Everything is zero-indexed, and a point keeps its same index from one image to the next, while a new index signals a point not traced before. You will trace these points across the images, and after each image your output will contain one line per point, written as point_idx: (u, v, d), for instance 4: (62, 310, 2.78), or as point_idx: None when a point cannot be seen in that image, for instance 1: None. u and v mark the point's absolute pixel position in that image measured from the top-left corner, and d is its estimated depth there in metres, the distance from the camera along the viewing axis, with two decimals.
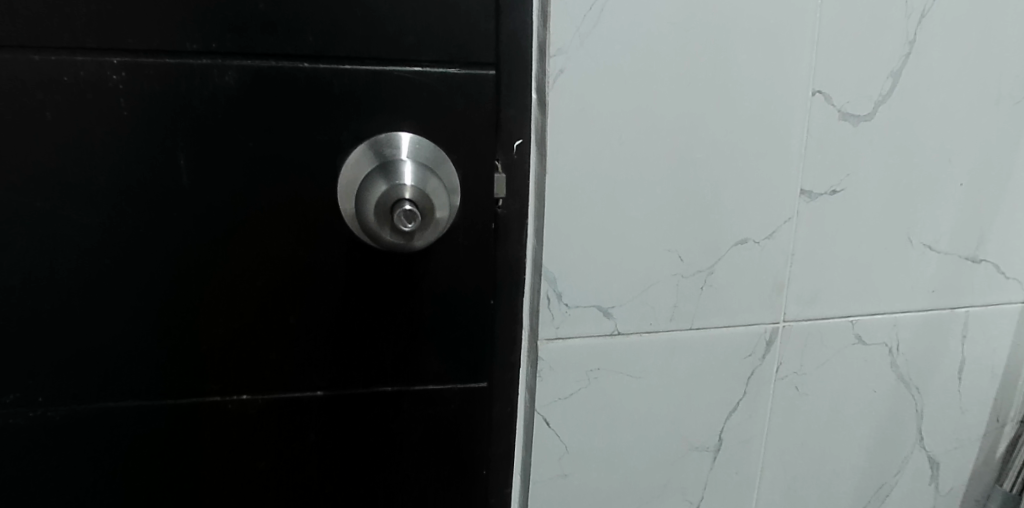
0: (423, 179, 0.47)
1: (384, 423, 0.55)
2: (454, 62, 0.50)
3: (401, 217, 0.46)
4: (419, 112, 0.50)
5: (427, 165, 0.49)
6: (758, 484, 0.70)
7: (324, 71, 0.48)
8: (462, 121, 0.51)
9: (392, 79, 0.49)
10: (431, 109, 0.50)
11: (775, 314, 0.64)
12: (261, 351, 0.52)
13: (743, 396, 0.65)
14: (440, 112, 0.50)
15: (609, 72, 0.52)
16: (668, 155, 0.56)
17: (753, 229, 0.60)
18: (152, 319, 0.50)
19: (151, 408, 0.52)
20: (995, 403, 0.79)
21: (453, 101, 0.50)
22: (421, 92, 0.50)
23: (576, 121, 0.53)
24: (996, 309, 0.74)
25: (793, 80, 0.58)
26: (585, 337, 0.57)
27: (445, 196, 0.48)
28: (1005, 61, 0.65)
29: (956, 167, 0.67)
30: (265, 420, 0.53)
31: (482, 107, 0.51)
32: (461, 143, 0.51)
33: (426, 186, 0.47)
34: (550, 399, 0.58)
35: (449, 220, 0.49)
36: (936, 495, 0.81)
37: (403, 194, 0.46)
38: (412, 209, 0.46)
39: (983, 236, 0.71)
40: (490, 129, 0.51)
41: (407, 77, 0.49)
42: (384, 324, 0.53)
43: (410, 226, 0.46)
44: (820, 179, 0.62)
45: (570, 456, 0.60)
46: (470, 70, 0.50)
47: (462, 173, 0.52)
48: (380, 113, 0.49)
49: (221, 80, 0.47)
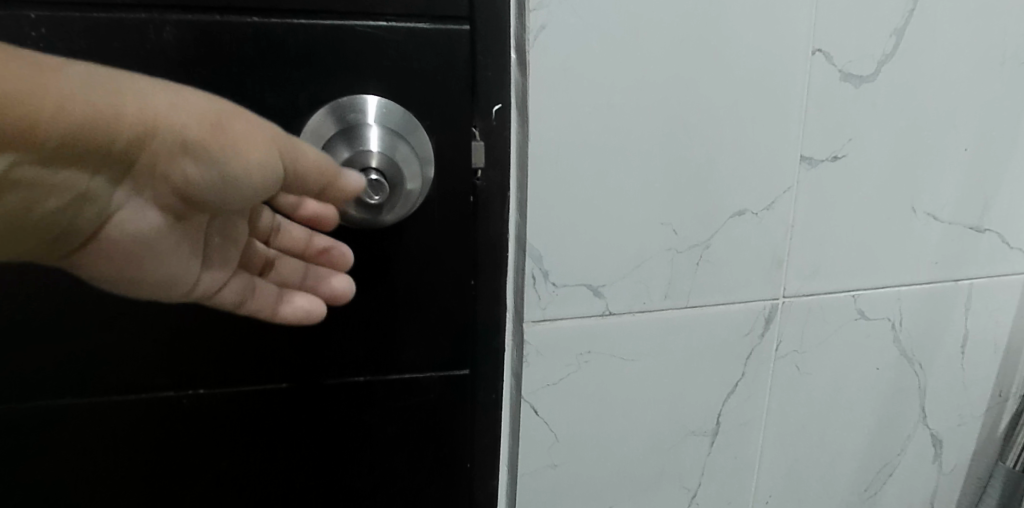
0: (391, 146, 0.44)
1: (357, 416, 0.51)
2: (423, 17, 0.45)
3: (366, 188, 0.42)
4: (385, 73, 0.45)
5: (396, 131, 0.45)
6: (757, 468, 0.66)
7: (278, 27, 0.43)
8: (435, 83, 0.46)
9: (355, 36, 0.44)
10: (399, 70, 0.46)
11: (775, 290, 0.60)
12: (222, 340, 0.48)
13: (741, 377, 0.62)
14: (409, 73, 0.46)
15: (594, 30, 0.48)
16: (660, 120, 0.52)
17: (751, 200, 0.56)
18: (94, 307, 0.46)
19: (100, 404, 0.47)
20: (998, 378, 0.76)
21: (423, 60, 0.46)
22: (388, 50, 0.45)
23: (560, 85, 0.48)
24: (1000, 281, 0.71)
25: (793, 39, 0.54)
26: (574, 318, 0.53)
27: (416, 164, 0.45)
28: (1013, 17, 0.61)
29: (961, 131, 0.63)
30: (229, 416, 0.49)
31: (455, 66, 0.47)
32: (434, 108, 0.47)
33: (394, 153, 0.43)
34: (537, 385, 0.54)
35: (422, 191, 0.46)
36: (939, 474, 0.78)
37: (368, 163, 0.42)
38: (379, 179, 0.42)
39: (988, 206, 0.67)
40: (464, 91, 0.47)
41: (370, 34, 0.45)
42: (356, 307, 0.49)
43: (377, 198, 0.43)
44: (821, 144, 0.58)
45: (560, 446, 0.56)
46: (442, 25, 0.46)
47: (435, 139, 0.47)
48: (343, 73, 0.45)
49: (160, 38, 0.43)
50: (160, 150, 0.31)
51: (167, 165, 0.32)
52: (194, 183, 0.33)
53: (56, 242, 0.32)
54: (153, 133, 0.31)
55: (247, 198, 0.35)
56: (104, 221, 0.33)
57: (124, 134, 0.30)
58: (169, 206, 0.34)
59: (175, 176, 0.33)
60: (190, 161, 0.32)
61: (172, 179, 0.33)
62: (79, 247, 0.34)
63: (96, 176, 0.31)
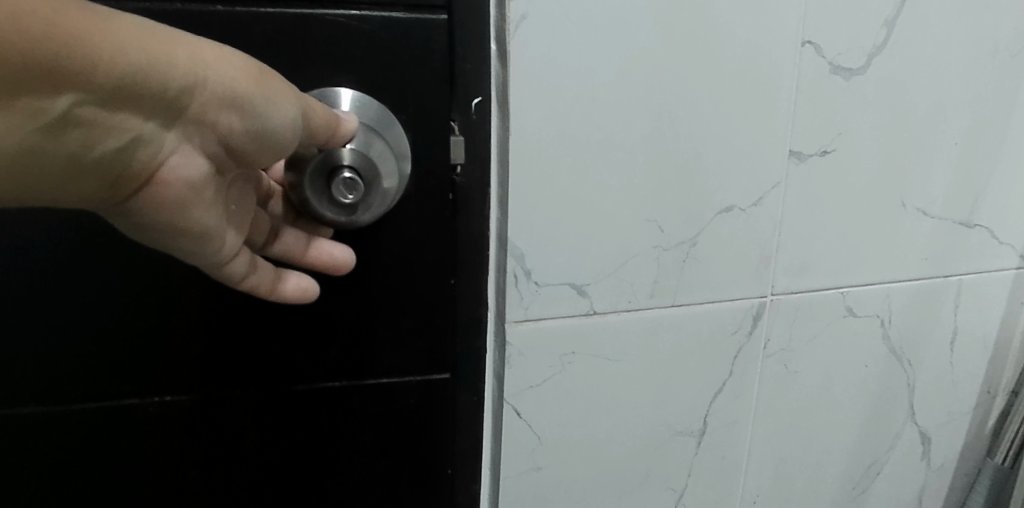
0: (367, 142, 0.41)
1: (333, 423, 0.50)
2: (396, 5, 0.44)
3: (341, 188, 0.40)
4: (357, 63, 0.44)
5: (370, 125, 0.43)
6: (745, 467, 0.65)
7: (243, 16, 0.42)
8: (411, 74, 0.45)
9: (325, 25, 0.43)
10: (374, 60, 0.44)
11: (762, 288, 0.59)
12: (193, 346, 0.46)
13: (729, 376, 0.60)
14: (382, 64, 0.44)
15: (577, 20, 0.47)
16: (646, 113, 0.50)
17: (738, 196, 0.55)
18: (52, 314, 0.44)
19: (63, 413, 0.46)
20: (987, 375, 0.76)
21: (397, 51, 0.44)
22: (361, 40, 0.43)
23: (543, 77, 0.47)
24: (989, 276, 0.70)
25: (781, 29, 0.52)
26: (558, 318, 0.52)
27: (393, 160, 0.43)
28: (1005, 8, 0.60)
29: (951, 125, 0.62)
30: (199, 424, 0.48)
31: (431, 57, 0.45)
32: (411, 101, 0.45)
33: (370, 151, 0.41)
34: (520, 387, 0.53)
35: (397, 189, 0.44)
36: (927, 471, 0.77)
37: (344, 160, 0.40)
38: (354, 178, 0.40)
39: (978, 201, 0.67)
40: (441, 83, 0.45)
41: (343, 23, 0.43)
42: (331, 311, 0.47)
43: (351, 198, 0.41)
44: (810, 138, 0.56)
45: (544, 448, 0.55)
46: (416, 13, 0.44)
47: (411, 132, 0.46)
48: (314, 65, 0.43)
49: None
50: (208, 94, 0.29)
51: (216, 114, 0.30)
52: (240, 132, 0.31)
53: (105, 192, 0.29)
54: (202, 77, 0.29)
55: (279, 153, 0.34)
56: (158, 169, 0.29)
57: (175, 77, 0.28)
58: (220, 160, 0.32)
59: (222, 124, 0.30)
60: (234, 112, 0.30)
61: (220, 128, 0.30)
62: (131, 200, 0.30)
63: (152, 119, 0.28)
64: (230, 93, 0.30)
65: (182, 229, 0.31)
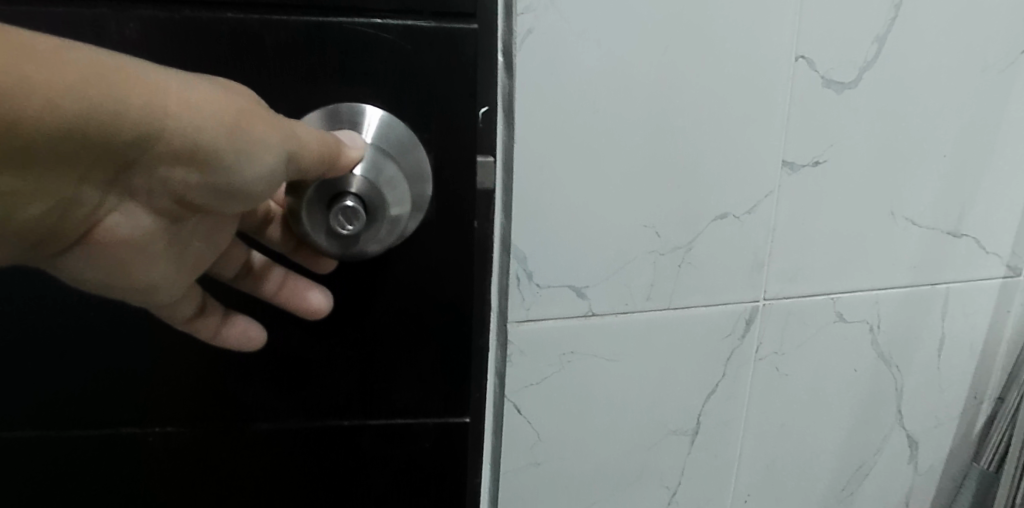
0: (376, 168, 0.40)
1: (348, 461, 0.50)
2: (422, 14, 0.42)
3: (342, 217, 0.39)
4: (380, 77, 0.43)
5: (386, 150, 0.41)
6: (736, 467, 0.68)
7: (259, 27, 0.41)
8: (435, 88, 0.44)
9: (347, 35, 0.42)
10: (399, 74, 0.43)
11: (755, 293, 0.61)
12: (187, 381, 0.46)
13: (722, 378, 0.62)
14: (404, 78, 0.43)
15: (580, 35, 0.49)
16: (644, 123, 0.52)
17: (733, 203, 0.57)
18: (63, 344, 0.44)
19: (58, 438, 0.46)
20: (974, 382, 0.78)
21: (419, 63, 0.43)
22: (384, 51, 0.42)
23: (547, 89, 0.49)
24: (976, 285, 0.73)
25: (776, 44, 0.55)
26: (558, 318, 0.54)
27: (404, 186, 0.42)
28: (993, 25, 0.63)
29: (940, 138, 0.65)
30: (205, 454, 0.48)
31: (454, 68, 0.44)
32: (433, 119, 0.44)
33: (380, 175, 0.40)
34: (521, 385, 0.55)
35: (404, 219, 0.43)
36: (914, 474, 0.80)
37: (347, 187, 0.38)
38: (355, 205, 0.39)
39: (965, 211, 0.69)
40: (464, 98, 0.44)
41: (367, 33, 0.42)
42: (345, 346, 0.47)
43: (350, 227, 0.39)
44: (802, 149, 0.59)
45: (542, 445, 0.57)
46: (440, 21, 0.43)
47: (433, 150, 0.45)
48: (339, 78, 0.42)
49: (158, 44, 0.40)
50: (163, 152, 0.27)
51: (169, 170, 0.28)
52: (198, 188, 0.29)
53: (41, 243, 0.28)
54: (161, 134, 0.26)
55: (250, 203, 0.31)
56: (97, 224, 0.28)
57: (124, 135, 0.25)
58: (173, 213, 0.29)
59: (177, 177, 0.28)
60: (192, 168, 0.28)
61: (175, 185, 0.28)
62: (71, 247, 0.28)
63: (89, 179, 0.26)
64: (193, 147, 0.27)
65: (121, 275, 0.30)
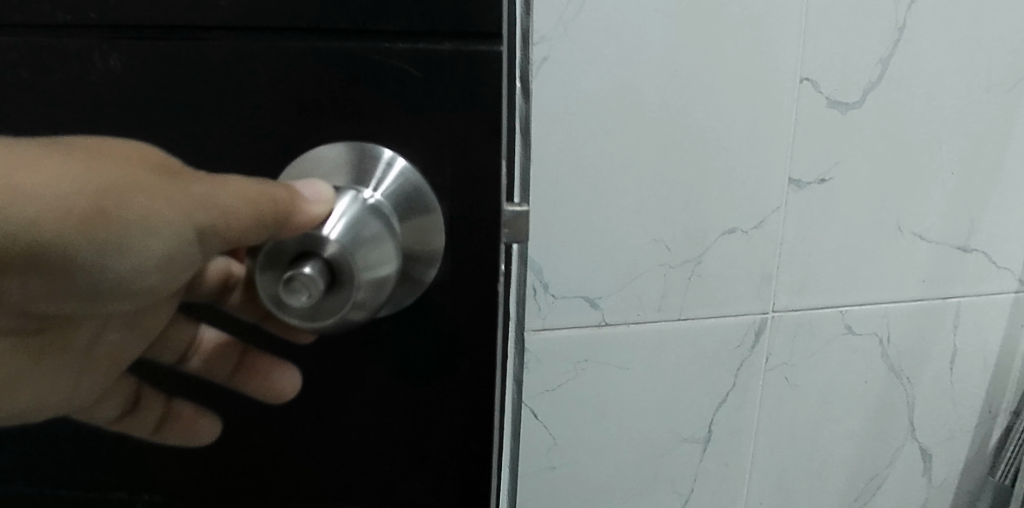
0: (354, 227, 0.29)
1: None
2: (438, 36, 0.31)
3: (295, 285, 0.27)
4: (382, 114, 0.32)
5: (371, 210, 0.30)
6: (748, 475, 0.69)
7: (211, 56, 0.31)
8: (457, 129, 0.32)
9: (321, 55, 0.31)
10: (413, 115, 0.32)
11: (764, 305, 0.63)
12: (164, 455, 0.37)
13: (732, 387, 0.65)
14: (409, 115, 0.32)
15: (593, 62, 0.52)
16: (654, 143, 0.55)
17: (741, 219, 0.60)
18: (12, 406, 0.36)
19: None
20: (988, 395, 0.79)
21: (422, 91, 0.32)
22: (392, 85, 0.32)
23: (561, 112, 0.52)
24: (987, 299, 0.74)
25: (781, 67, 0.57)
26: (572, 327, 0.57)
27: (390, 250, 0.30)
28: (996, 46, 0.65)
29: (946, 155, 0.67)
30: None
31: (473, 107, 0.32)
32: (451, 161, 0.33)
33: (359, 234, 0.29)
34: (539, 390, 0.58)
35: (381, 296, 0.30)
36: (929, 487, 0.81)
37: (308, 247, 0.28)
38: (315, 269, 0.27)
39: (974, 226, 0.70)
40: (488, 139, 0.32)
41: (369, 61, 0.31)
42: (333, 419, 0.36)
43: (308, 299, 0.27)
44: (808, 167, 0.61)
45: (558, 449, 0.60)
46: (459, 41, 0.31)
47: (446, 203, 0.33)
48: (337, 119, 0.32)
49: (105, 67, 0.31)
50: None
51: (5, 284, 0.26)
52: (69, 293, 0.28)
53: None
54: None
55: (134, 296, 0.29)
56: None
57: None
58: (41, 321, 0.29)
59: (19, 285, 0.26)
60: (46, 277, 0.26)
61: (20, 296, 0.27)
62: None
63: None
64: (23, 248, 0.25)
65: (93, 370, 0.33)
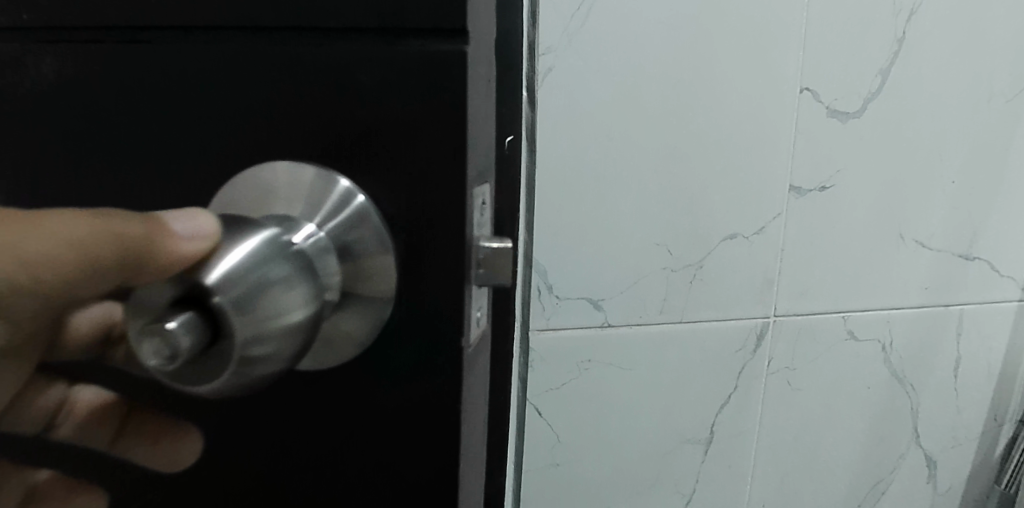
0: (241, 277, 0.24)
1: None
2: (384, 30, 0.27)
3: (162, 346, 0.23)
4: (328, 123, 0.28)
5: (250, 258, 0.25)
6: (751, 477, 0.70)
7: (161, 66, 0.29)
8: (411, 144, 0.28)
9: (272, 61, 0.28)
10: (365, 131, 0.28)
11: (766, 309, 0.64)
12: None
13: (734, 390, 0.66)
14: (360, 123, 0.28)
15: (597, 72, 0.54)
16: (656, 151, 0.57)
17: (742, 225, 0.61)
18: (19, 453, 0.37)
19: None
20: (993, 403, 0.79)
21: (375, 97, 0.27)
22: (340, 95, 0.28)
23: (567, 120, 0.54)
24: (991, 307, 0.75)
25: (781, 77, 0.59)
26: (576, 328, 0.59)
27: (290, 297, 0.25)
28: (996, 58, 0.66)
29: (948, 164, 0.68)
30: None
31: (432, 113, 0.27)
32: (393, 191, 0.28)
33: (247, 282, 0.24)
34: (543, 388, 0.59)
35: (270, 357, 0.25)
36: (935, 494, 0.81)
37: (173, 306, 0.23)
38: (179, 327, 0.22)
39: (977, 234, 0.71)
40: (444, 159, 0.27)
41: (315, 65, 0.28)
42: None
43: (176, 363, 0.23)
44: (809, 174, 0.63)
45: (561, 446, 0.61)
46: (422, 44, 0.27)
47: (396, 239, 0.28)
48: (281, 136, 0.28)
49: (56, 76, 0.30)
50: None
51: None
52: None
53: None
54: None
55: None
56: None
57: None
58: None
59: None
60: None
61: None
62: None
63: None
64: None
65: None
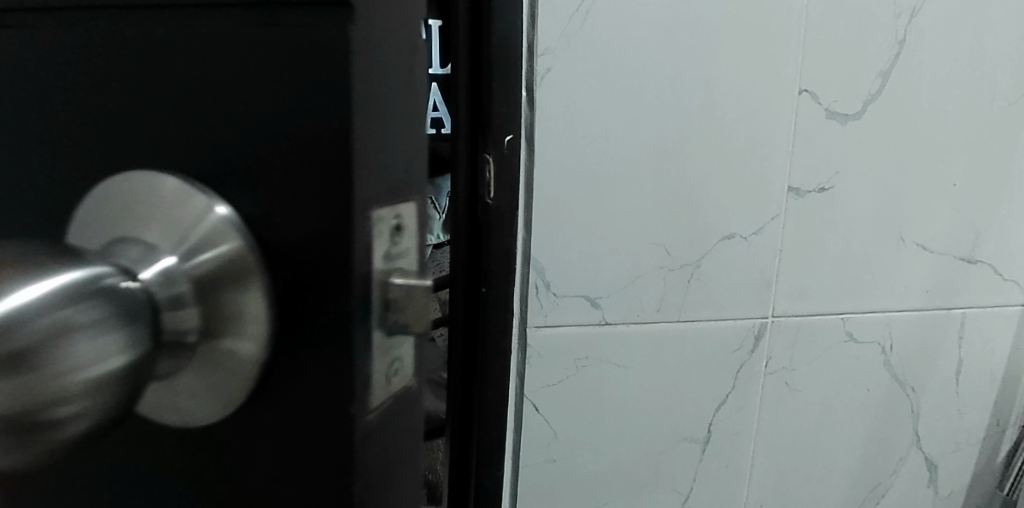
0: (47, 317, 0.22)
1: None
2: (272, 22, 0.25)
3: None
4: (221, 133, 0.26)
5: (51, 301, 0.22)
6: (748, 477, 0.71)
7: (64, 58, 0.28)
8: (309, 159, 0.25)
9: (171, 55, 0.26)
10: (245, 149, 0.26)
11: (764, 309, 0.65)
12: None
13: (732, 389, 0.66)
14: (244, 127, 0.25)
15: (597, 71, 0.54)
16: (654, 150, 0.57)
17: (740, 225, 0.61)
18: None
19: None
20: (996, 408, 0.79)
21: (251, 106, 0.25)
22: (237, 94, 0.25)
23: (565, 118, 0.54)
24: (993, 310, 0.75)
25: (781, 78, 0.59)
26: (573, 325, 0.58)
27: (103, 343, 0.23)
28: (997, 61, 0.66)
29: (949, 166, 0.68)
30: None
31: (319, 129, 0.24)
32: (307, 235, 0.25)
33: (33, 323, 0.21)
34: (540, 385, 0.59)
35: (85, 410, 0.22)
36: (936, 498, 0.80)
37: None
38: None
39: (979, 237, 0.72)
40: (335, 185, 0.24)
41: (207, 69, 0.26)
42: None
43: None
44: (807, 176, 0.63)
45: (558, 443, 0.61)
46: (302, 22, 0.24)
47: (280, 277, 0.25)
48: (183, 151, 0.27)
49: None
50: None
51: None
52: None
53: None
54: None
55: None
56: None
57: None
58: None
59: None
60: None
61: None
62: None
63: None
64: None
65: None
